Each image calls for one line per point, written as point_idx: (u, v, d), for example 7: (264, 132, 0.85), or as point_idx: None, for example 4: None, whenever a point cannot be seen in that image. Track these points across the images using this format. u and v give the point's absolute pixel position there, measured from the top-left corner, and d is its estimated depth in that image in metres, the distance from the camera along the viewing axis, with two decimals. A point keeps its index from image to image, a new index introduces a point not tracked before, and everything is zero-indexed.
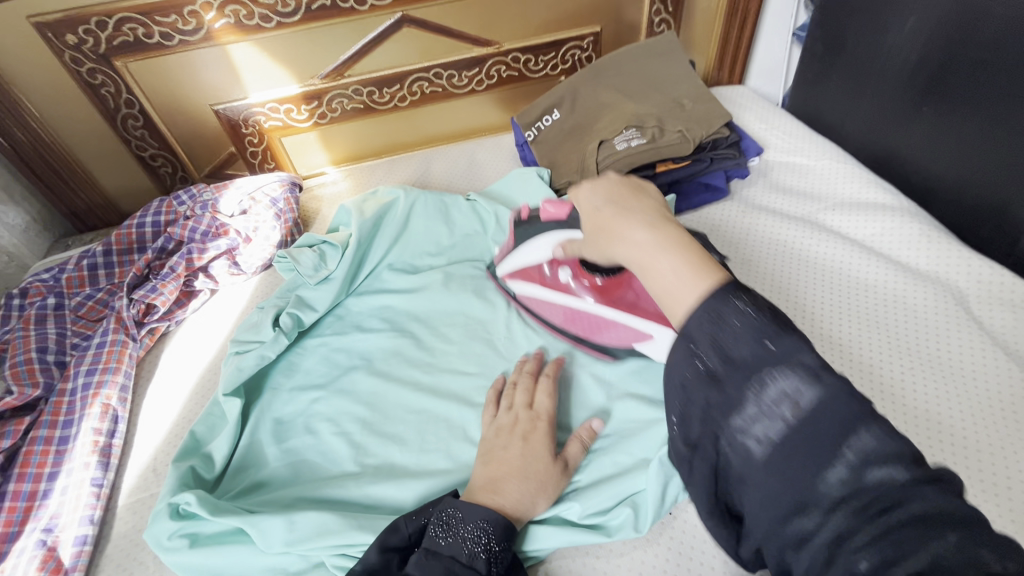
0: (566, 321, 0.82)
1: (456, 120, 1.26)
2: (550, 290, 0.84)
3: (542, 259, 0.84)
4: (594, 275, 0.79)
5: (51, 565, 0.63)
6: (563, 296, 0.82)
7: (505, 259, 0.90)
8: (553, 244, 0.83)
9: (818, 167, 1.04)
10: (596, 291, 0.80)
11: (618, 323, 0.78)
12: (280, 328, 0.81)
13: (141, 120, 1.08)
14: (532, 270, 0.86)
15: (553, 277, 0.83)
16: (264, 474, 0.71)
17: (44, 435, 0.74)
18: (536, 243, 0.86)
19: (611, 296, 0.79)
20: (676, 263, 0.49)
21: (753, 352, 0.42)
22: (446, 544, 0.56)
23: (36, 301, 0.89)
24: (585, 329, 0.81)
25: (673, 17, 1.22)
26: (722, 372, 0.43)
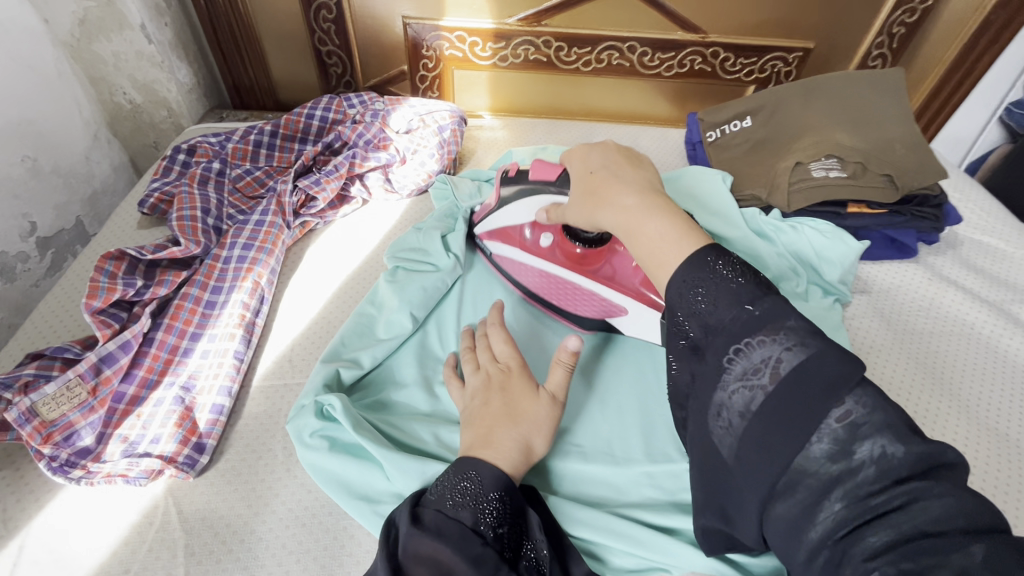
0: (540, 285, 0.77)
1: (627, 99, 1.20)
2: (527, 253, 0.77)
3: (524, 221, 0.75)
4: (575, 241, 0.74)
5: (188, 424, 0.62)
6: (539, 260, 0.76)
7: (483, 216, 0.81)
8: (530, 209, 0.72)
9: (1017, 256, 0.95)
10: (573, 259, 0.76)
11: (593, 295, 0.75)
12: (456, 255, 0.81)
13: (333, 14, 1.06)
14: (511, 232, 0.78)
15: (533, 241, 0.77)
16: (399, 399, 0.68)
17: (195, 295, 0.72)
18: (511, 206, 0.74)
19: (587, 265, 0.76)
20: (662, 228, 0.48)
21: (729, 318, 0.42)
22: (435, 498, 0.50)
23: (203, 162, 0.89)
24: (557, 294, 0.77)
25: (893, 54, 1.12)
26: (704, 341, 0.44)
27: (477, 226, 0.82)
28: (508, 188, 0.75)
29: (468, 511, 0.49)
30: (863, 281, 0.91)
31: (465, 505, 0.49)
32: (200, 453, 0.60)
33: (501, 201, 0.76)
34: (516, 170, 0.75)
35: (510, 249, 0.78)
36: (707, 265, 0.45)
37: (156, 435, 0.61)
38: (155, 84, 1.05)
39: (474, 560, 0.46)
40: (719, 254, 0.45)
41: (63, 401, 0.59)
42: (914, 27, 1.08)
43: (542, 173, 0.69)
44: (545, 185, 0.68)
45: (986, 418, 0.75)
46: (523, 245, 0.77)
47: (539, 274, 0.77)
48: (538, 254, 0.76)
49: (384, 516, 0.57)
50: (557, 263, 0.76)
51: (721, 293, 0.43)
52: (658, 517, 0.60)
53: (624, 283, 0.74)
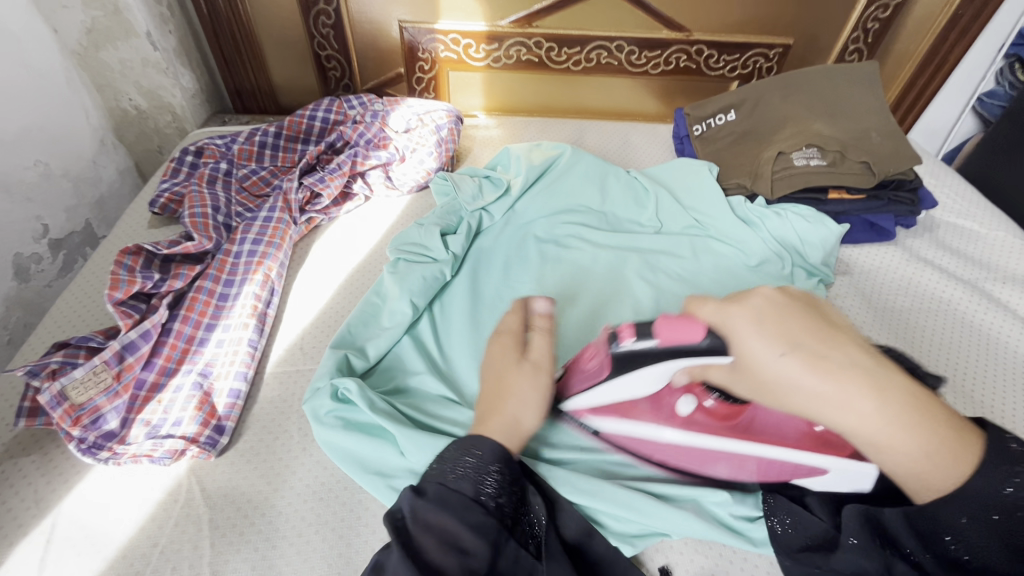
0: (674, 456, 0.64)
1: (616, 97, 1.24)
2: (658, 425, 0.62)
3: (644, 392, 0.60)
4: (711, 397, 0.58)
5: (207, 408, 0.65)
6: (679, 433, 0.61)
7: (578, 394, 0.63)
8: (672, 371, 0.56)
9: (990, 236, 1.00)
10: (716, 421, 0.59)
11: (761, 458, 0.60)
12: (453, 251, 0.85)
13: (331, 19, 1.10)
14: (632, 406, 0.63)
15: (665, 408, 0.62)
16: (408, 381, 0.72)
17: (209, 288, 0.75)
18: (636, 376, 0.57)
19: (733, 421, 0.59)
20: (893, 419, 0.43)
21: (1005, 512, 0.43)
22: (436, 470, 0.52)
23: (210, 163, 0.92)
24: (706, 460, 0.63)
25: (869, 48, 1.17)
26: (979, 552, 0.44)
27: (569, 402, 0.64)
28: (640, 345, 0.55)
29: (471, 484, 0.51)
30: (846, 263, 0.95)
31: (468, 479, 0.51)
32: (220, 433, 0.64)
33: (615, 372, 0.58)
34: (630, 328, 0.57)
35: (623, 426, 0.64)
36: (983, 474, 0.44)
37: (178, 418, 0.64)
38: (159, 90, 1.08)
39: (478, 526, 0.49)
40: (1010, 469, 0.44)
41: (90, 386, 0.62)
42: (888, 22, 1.13)
43: (680, 334, 0.52)
44: (692, 351, 0.52)
45: (962, 388, 0.80)
46: (646, 416, 0.63)
47: (686, 450, 0.63)
48: (676, 428, 0.62)
49: (397, 487, 0.61)
50: (701, 433, 0.61)
51: (988, 506, 0.43)
52: (660, 488, 0.63)
53: (788, 434, 0.58)
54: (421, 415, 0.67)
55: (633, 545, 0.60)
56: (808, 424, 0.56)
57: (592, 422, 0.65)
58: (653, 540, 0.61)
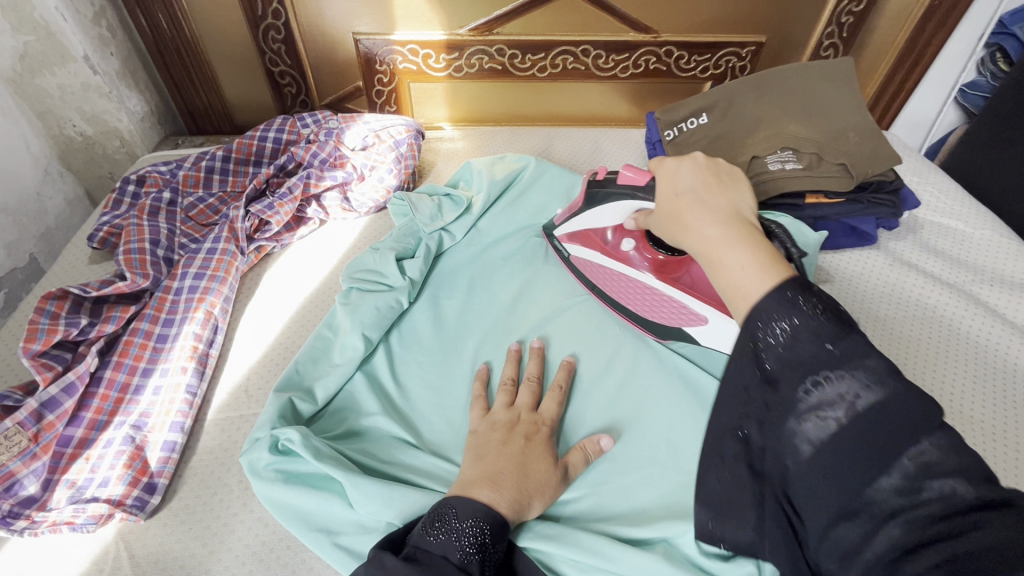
0: (611, 285, 0.79)
1: (586, 102, 1.20)
2: (608, 258, 0.79)
3: (608, 225, 0.78)
4: (657, 250, 0.75)
5: (138, 465, 0.60)
6: (619, 265, 0.78)
7: (566, 217, 0.84)
8: (623, 213, 0.74)
9: (978, 236, 0.95)
10: (657, 266, 0.75)
11: (671, 301, 0.73)
12: (410, 277, 0.80)
13: (282, 34, 1.05)
14: (595, 235, 0.81)
15: (615, 246, 0.79)
16: (361, 423, 0.67)
17: (145, 329, 0.71)
18: (603, 209, 0.77)
19: (671, 274, 0.74)
20: (744, 257, 0.46)
21: (809, 353, 0.41)
22: (436, 542, 0.50)
23: (152, 192, 0.87)
24: (635, 302, 0.77)
25: (845, 43, 1.13)
26: (779, 372, 0.42)
27: (556, 228, 0.86)
28: (598, 192, 0.78)
29: (448, 545, 0.50)
30: (827, 270, 0.91)
31: (444, 539, 0.50)
32: (150, 493, 0.59)
33: (590, 204, 0.79)
34: (605, 174, 0.78)
35: (593, 254, 0.81)
36: (782, 298, 0.42)
37: (105, 477, 0.59)
38: (104, 115, 1.03)
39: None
40: (801, 290, 0.42)
41: (1, 451, 0.57)
42: (862, 16, 1.09)
43: (630, 179, 0.71)
44: (639, 191, 0.71)
45: (952, 402, 0.75)
46: (606, 249, 0.80)
47: (619, 281, 0.78)
48: (620, 259, 0.78)
49: (344, 547, 0.56)
50: (641, 271, 0.76)
51: (802, 335, 0.41)
52: (629, 530, 0.59)
53: (709, 292, 0.71)
54: (371, 462, 0.63)
55: None
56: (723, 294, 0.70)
57: (567, 247, 0.84)
58: None
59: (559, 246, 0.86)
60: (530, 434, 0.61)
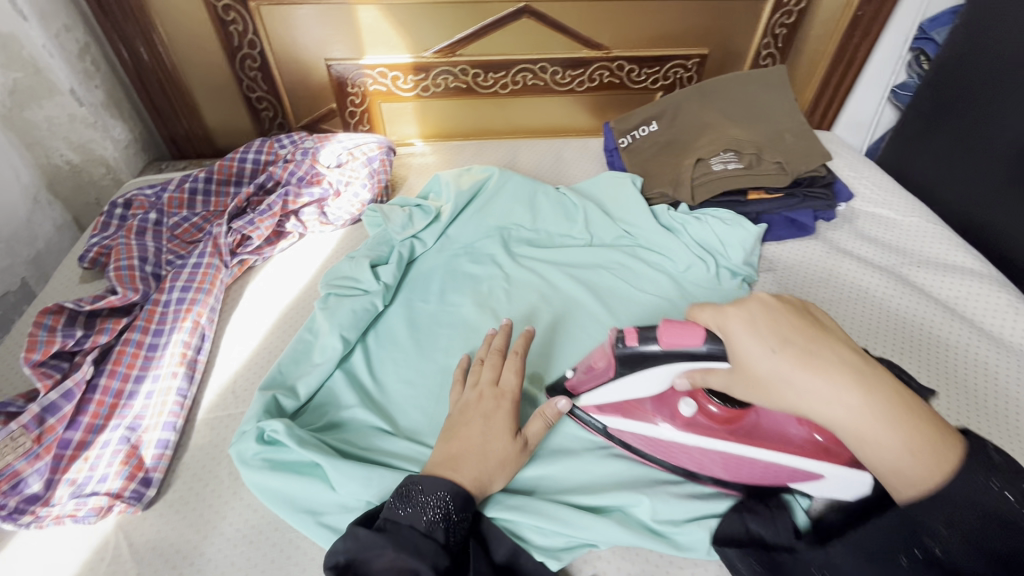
0: (669, 454, 0.67)
1: (548, 115, 1.28)
2: (667, 429, 0.66)
3: (648, 391, 0.66)
4: (714, 402, 0.64)
5: (134, 461, 0.65)
6: (685, 433, 0.65)
7: (591, 386, 0.68)
8: (674, 372, 0.62)
9: (906, 223, 1.04)
10: (718, 421, 0.65)
11: (767, 463, 0.63)
12: (384, 281, 0.86)
13: (258, 62, 1.12)
14: (639, 405, 0.68)
15: (669, 415, 0.67)
16: (341, 415, 0.72)
17: (137, 339, 0.76)
18: (646, 373, 0.63)
19: (737, 426, 0.65)
20: (895, 437, 0.48)
21: (981, 506, 0.46)
22: (405, 515, 0.57)
23: (139, 214, 0.93)
24: (720, 466, 0.66)
25: (781, 52, 1.23)
26: (957, 547, 0.46)
27: (582, 397, 0.69)
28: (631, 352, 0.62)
29: (416, 514, 0.57)
30: (770, 259, 0.99)
31: (412, 511, 0.57)
32: (146, 486, 0.64)
33: (621, 372, 0.65)
34: (633, 330, 0.62)
35: (627, 422, 0.68)
36: (963, 476, 0.47)
37: (103, 474, 0.64)
38: (91, 144, 1.08)
39: (420, 556, 0.55)
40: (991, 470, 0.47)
41: (8, 452, 0.62)
42: (794, 27, 1.19)
43: (679, 337, 0.58)
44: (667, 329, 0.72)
45: None
46: (650, 417, 0.67)
47: (688, 453, 0.66)
48: (681, 428, 0.66)
49: (327, 524, 0.62)
50: (704, 432, 0.65)
51: (958, 514, 0.46)
52: (588, 498, 0.65)
53: (790, 439, 0.63)
54: (351, 448, 0.68)
55: (559, 558, 0.61)
56: (807, 433, 0.63)
57: (599, 420, 0.69)
58: (580, 553, 0.62)
59: (587, 419, 0.71)
60: (491, 411, 0.64)
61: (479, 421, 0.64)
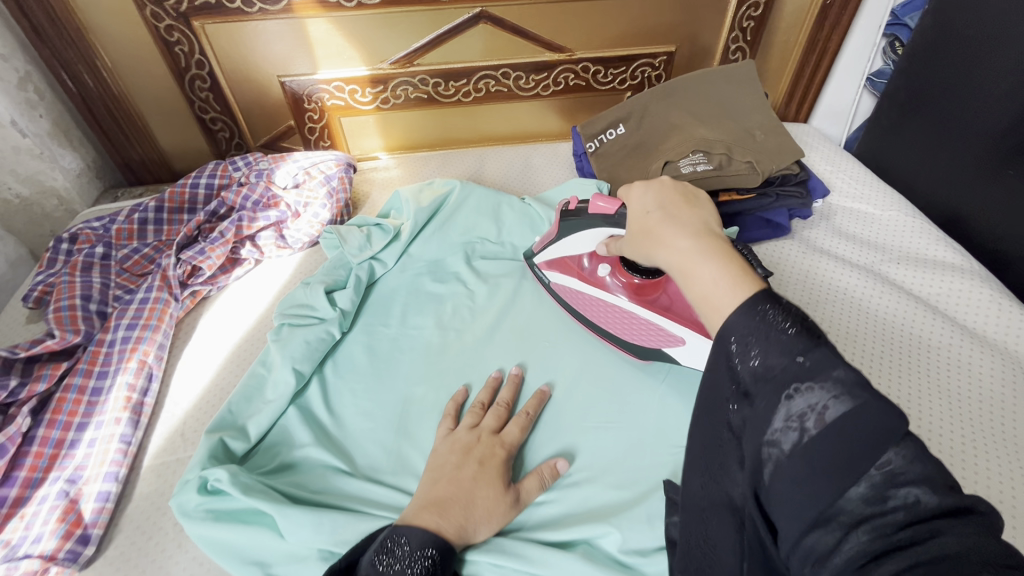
0: (589, 309, 0.81)
1: (515, 122, 1.24)
2: (586, 283, 0.81)
3: (582, 252, 0.79)
4: (634, 273, 0.77)
5: (72, 518, 0.62)
6: (595, 288, 0.80)
7: (543, 245, 0.84)
8: (596, 239, 0.74)
9: (885, 217, 1.01)
10: (634, 290, 0.78)
11: (651, 325, 0.76)
12: (340, 308, 0.83)
13: (208, 82, 1.09)
14: (573, 262, 0.82)
15: (592, 272, 0.80)
16: (295, 455, 0.69)
17: (78, 384, 0.72)
18: (573, 238, 0.77)
19: (648, 298, 0.77)
20: (718, 272, 0.45)
21: (777, 368, 0.39)
22: (388, 572, 0.52)
23: (85, 248, 0.89)
24: (616, 326, 0.79)
25: (750, 45, 1.20)
26: (754, 388, 0.40)
27: (535, 255, 0.86)
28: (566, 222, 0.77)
29: (401, 574, 0.52)
30: None
31: (396, 568, 0.52)
32: (84, 544, 0.60)
33: (568, 233, 0.77)
34: (578, 204, 0.76)
35: (569, 278, 0.82)
36: (753, 311, 0.41)
37: (38, 533, 0.60)
38: (39, 176, 1.04)
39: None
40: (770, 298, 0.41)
41: None
42: (762, 19, 1.16)
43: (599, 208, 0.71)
44: (608, 219, 0.70)
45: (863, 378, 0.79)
46: (582, 275, 0.81)
47: (599, 306, 0.81)
48: (600, 286, 0.80)
49: None
50: (619, 293, 0.79)
51: (764, 350, 0.39)
52: (552, 533, 0.62)
53: (685, 313, 0.74)
54: (304, 491, 0.65)
55: None
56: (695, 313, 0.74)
57: (546, 274, 0.85)
58: None
59: (538, 271, 0.87)
60: (488, 458, 0.63)
61: (475, 467, 0.62)
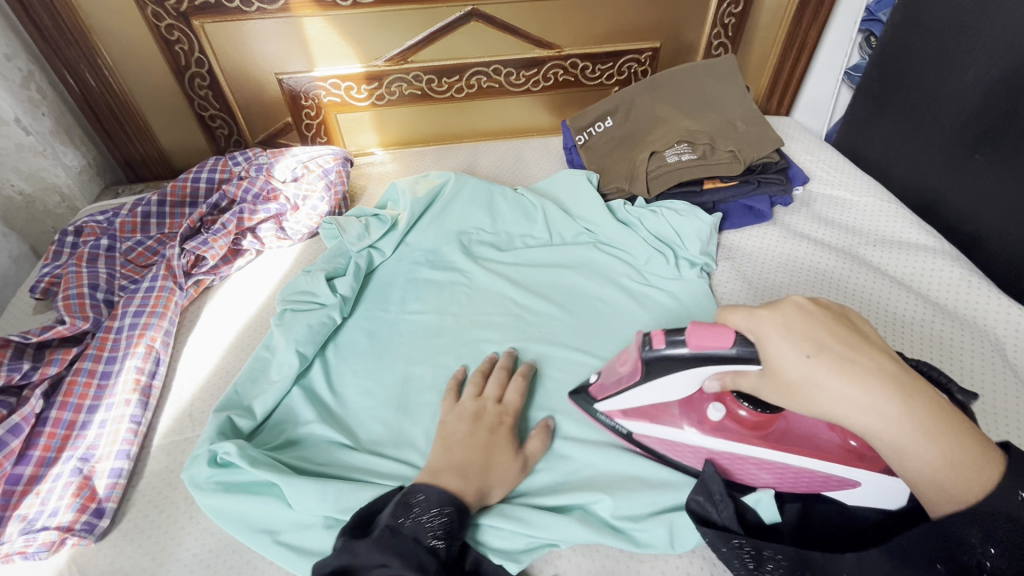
0: (690, 456, 0.66)
1: (506, 117, 1.28)
2: (689, 432, 0.65)
3: (677, 396, 0.63)
4: (745, 406, 0.62)
5: (86, 492, 0.64)
6: (710, 442, 0.64)
7: (614, 394, 0.67)
8: (705, 378, 0.59)
9: (862, 203, 1.05)
10: (751, 426, 0.63)
11: (786, 468, 0.62)
12: (341, 294, 0.86)
13: (207, 80, 1.11)
14: (665, 409, 0.66)
15: (697, 416, 0.65)
16: (300, 432, 0.72)
17: (88, 368, 0.75)
18: (672, 381, 0.60)
19: (768, 434, 0.62)
20: (844, 389, 0.50)
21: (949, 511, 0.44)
22: (409, 525, 0.56)
23: (90, 240, 0.92)
24: (743, 472, 0.64)
25: (732, 41, 1.24)
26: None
27: (601, 404, 0.69)
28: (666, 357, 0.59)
29: (417, 525, 0.56)
30: (729, 247, 0.99)
31: (413, 520, 0.57)
32: (99, 517, 0.63)
33: (645, 379, 0.62)
34: (660, 338, 0.60)
35: (656, 430, 0.67)
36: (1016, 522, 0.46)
37: (55, 507, 0.63)
38: (42, 172, 1.06)
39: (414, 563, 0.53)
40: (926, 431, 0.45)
41: None
42: (743, 15, 1.20)
43: (708, 340, 0.56)
44: (722, 355, 0.55)
45: None
46: (672, 424, 0.66)
47: (717, 459, 0.64)
48: (712, 433, 0.64)
49: (285, 542, 0.61)
50: (736, 438, 0.63)
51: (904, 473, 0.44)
52: (548, 499, 0.65)
53: (822, 446, 0.61)
54: (310, 464, 0.68)
55: (520, 561, 0.60)
56: (840, 439, 0.61)
57: (622, 425, 0.69)
58: (541, 553, 0.62)
59: (607, 421, 0.70)
60: (484, 428, 0.66)
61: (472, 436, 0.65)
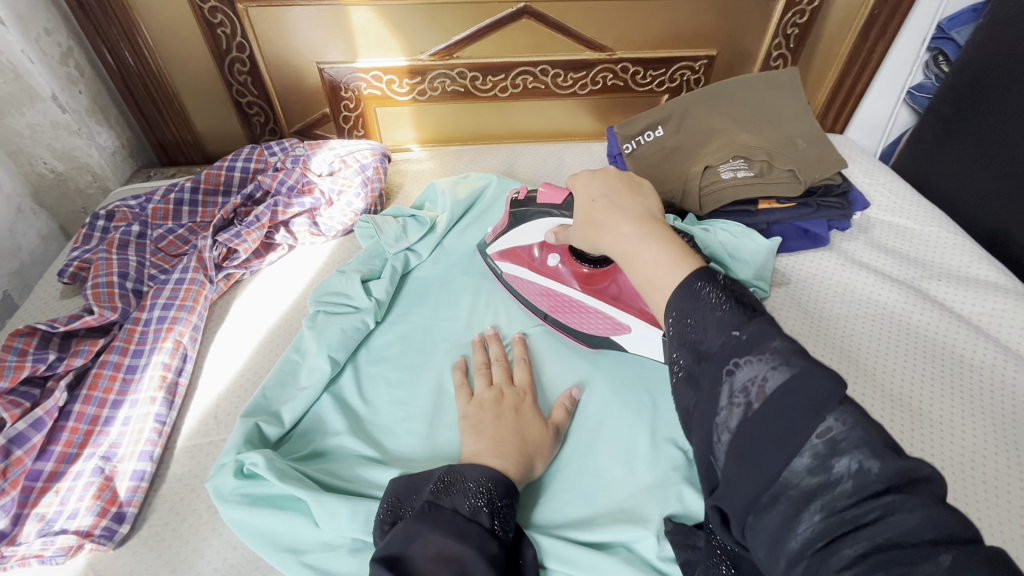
0: (540, 298, 0.81)
1: (548, 119, 1.23)
2: (536, 272, 0.81)
3: (534, 241, 0.81)
4: (583, 263, 0.78)
5: (107, 495, 0.61)
6: (548, 279, 0.80)
7: (498, 235, 0.85)
8: (546, 228, 0.78)
9: (925, 233, 0.99)
10: (583, 278, 0.78)
11: (597, 313, 0.77)
12: (376, 298, 0.82)
13: (247, 66, 1.08)
14: (525, 251, 0.83)
15: (541, 261, 0.81)
16: (328, 443, 0.69)
17: (114, 361, 0.72)
18: (528, 225, 0.80)
19: (597, 287, 0.78)
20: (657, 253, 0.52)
21: (722, 343, 0.42)
22: (449, 501, 0.54)
23: (122, 226, 0.89)
24: (559, 310, 0.80)
25: (793, 53, 1.18)
26: (697, 370, 0.43)
27: (489, 246, 0.86)
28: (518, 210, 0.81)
29: (457, 499, 0.54)
30: (782, 272, 0.94)
31: (456, 496, 0.54)
32: (119, 522, 0.60)
33: (517, 221, 0.82)
34: (525, 194, 0.82)
35: (521, 269, 0.82)
36: (699, 296, 0.45)
37: (74, 509, 0.60)
38: (75, 151, 1.04)
39: (466, 539, 0.51)
40: (703, 279, 0.47)
41: None
42: (806, 27, 1.14)
43: (549, 196, 0.77)
44: (555, 208, 0.76)
45: (905, 394, 0.77)
46: (533, 264, 0.82)
47: (549, 296, 0.81)
48: (548, 275, 0.80)
49: (311, 565, 0.57)
50: (569, 283, 0.79)
51: (707, 328, 0.43)
52: (588, 533, 0.61)
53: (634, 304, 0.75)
54: (341, 479, 0.64)
55: None
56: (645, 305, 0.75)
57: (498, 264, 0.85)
58: None
59: (492, 262, 0.87)
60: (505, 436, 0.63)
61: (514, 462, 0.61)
